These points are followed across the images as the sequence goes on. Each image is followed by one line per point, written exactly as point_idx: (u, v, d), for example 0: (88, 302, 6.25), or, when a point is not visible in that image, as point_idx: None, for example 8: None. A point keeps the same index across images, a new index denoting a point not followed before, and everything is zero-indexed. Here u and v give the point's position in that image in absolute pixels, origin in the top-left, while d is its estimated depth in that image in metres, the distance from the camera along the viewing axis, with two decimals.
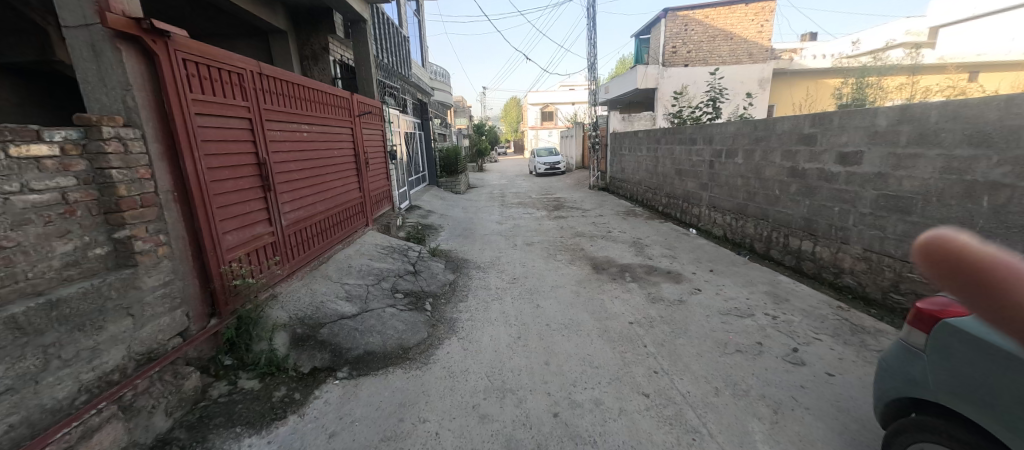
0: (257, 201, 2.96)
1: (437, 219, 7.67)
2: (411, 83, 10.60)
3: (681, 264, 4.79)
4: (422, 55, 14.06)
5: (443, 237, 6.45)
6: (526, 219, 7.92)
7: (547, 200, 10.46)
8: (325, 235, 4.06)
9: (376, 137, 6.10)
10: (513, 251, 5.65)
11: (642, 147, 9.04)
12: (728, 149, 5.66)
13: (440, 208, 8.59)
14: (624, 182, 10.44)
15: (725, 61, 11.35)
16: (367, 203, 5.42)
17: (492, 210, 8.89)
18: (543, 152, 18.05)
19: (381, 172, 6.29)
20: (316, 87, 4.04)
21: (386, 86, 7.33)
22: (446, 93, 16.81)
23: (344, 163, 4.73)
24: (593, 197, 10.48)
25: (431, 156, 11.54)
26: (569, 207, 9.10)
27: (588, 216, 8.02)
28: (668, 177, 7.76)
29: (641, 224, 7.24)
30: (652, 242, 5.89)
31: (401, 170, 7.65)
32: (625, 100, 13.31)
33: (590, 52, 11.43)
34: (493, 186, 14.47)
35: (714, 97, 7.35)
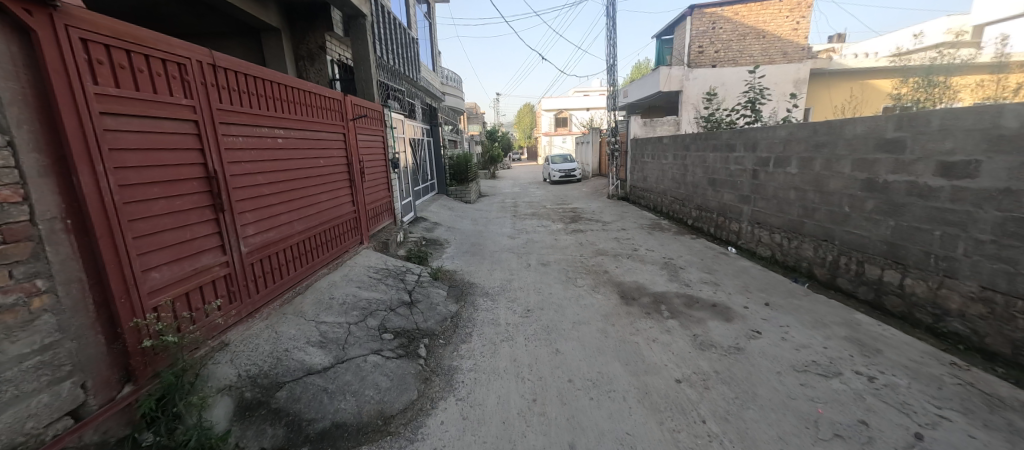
0: (205, 225, 2.35)
1: (443, 233, 7.03)
2: (419, 87, 10.06)
3: (728, 295, 4.01)
4: (433, 59, 13.56)
5: (449, 254, 5.79)
6: (540, 233, 7.21)
7: (563, 210, 9.73)
8: (306, 259, 3.45)
9: (376, 144, 5.52)
10: (527, 273, 4.94)
11: (668, 155, 8.26)
12: (778, 156, 4.87)
13: (448, 220, 7.96)
14: (646, 191, 9.65)
15: (756, 61, 10.52)
16: (363, 217, 4.83)
17: (503, 222, 8.22)
18: (558, 159, 17.33)
19: (382, 182, 5.70)
20: (295, 86, 3.45)
21: (389, 88, 6.76)
22: (458, 99, 16.31)
23: (334, 173, 4.13)
24: (613, 208, 9.71)
25: (441, 164, 10.97)
26: (587, 219, 8.35)
27: (609, 230, 7.26)
28: (699, 187, 6.95)
29: (670, 240, 6.44)
30: (687, 264, 5.10)
31: (405, 179, 7.04)
32: (645, 104, 12.54)
33: (610, 53, 10.73)
34: (505, 194, 13.81)
35: (753, 98, 6.57)
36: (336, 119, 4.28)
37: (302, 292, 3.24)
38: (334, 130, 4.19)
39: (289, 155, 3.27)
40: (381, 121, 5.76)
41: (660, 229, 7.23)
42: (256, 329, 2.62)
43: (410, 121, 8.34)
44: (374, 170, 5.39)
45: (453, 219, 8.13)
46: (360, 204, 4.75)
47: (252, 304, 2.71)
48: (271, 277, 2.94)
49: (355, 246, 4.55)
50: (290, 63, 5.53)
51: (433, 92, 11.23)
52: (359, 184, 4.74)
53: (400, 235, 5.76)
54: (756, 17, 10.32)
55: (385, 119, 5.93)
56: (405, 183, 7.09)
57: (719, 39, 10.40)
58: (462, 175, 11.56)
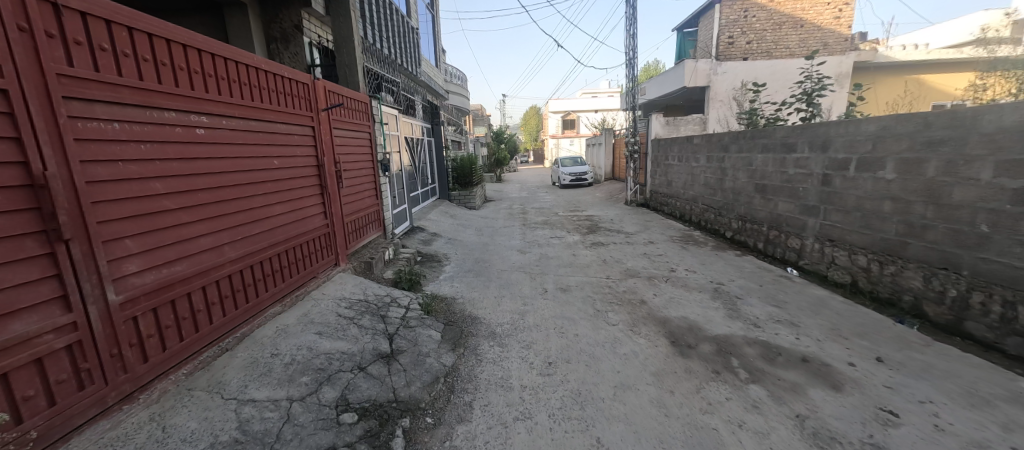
0: (23, 268, 1.40)
1: (442, 246, 6.05)
2: (418, 82, 9.14)
3: (818, 341, 2.99)
4: (436, 54, 12.65)
5: (448, 274, 4.81)
6: (555, 246, 6.21)
7: (577, 218, 8.74)
8: (245, 297, 2.51)
9: (360, 141, 4.58)
10: (544, 302, 3.94)
11: (700, 157, 7.23)
12: (863, 158, 3.84)
13: (448, 230, 7.00)
14: (672, 198, 8.62)
15: (793, 54, 9.47)
16: (341, 232, 3.89)
17: (512, 233, 7.23)
18: (568, 162, 16.35)
19: (369, 188, 4.77)
20: (227, 56, 2.49)
21: (381, 78, 5.81)
22: (462, 98, 15.39)
23: (297, 178, 3.19)
24: (633, 216, 8.69)
25: (442, 166, 10.01)
26: (607, 230, 7.32)
27: (635, 244, 6.23)
28: (742, 194, 5.91)
29: (711, 257, 5.40)
30: (744, 291, 4.07)
31: (398, 183, 6.07)
32: (666, 102, 11.53)
33: (629, 45, 9.74)
34: (512, 199, 12.82)
35: (810, 88, 5.56)
36: (302, 107, 3.33)
37: (232, 347, 2.28)
38: (298, 122, 3.24)
39: (219, 152, 2.32)
40: (367, 114, 4.82)
41: (694, 243, 6.19)
42: (132, 427, 1.64)
43: (407, 119, 7.43)
44: (358, 173, 4.44)
45: (454, 229, 7.14)
46: (336, 216, 3.81)
47: (133, 382, 1.76)
48: (175, 332, 2.00)
49: (328, 270, 3.61)
50: (259, 44, 4.61)
51: (435, 88, 10.30)
52: (334, 190, 3.80)
53: (390, 249, 4.80)
54: (794, 4, 9.28)
55: (373, 112, 5.00)
56: (399, 188, 6.13)
57: (752, 28, 9.37)
58: (466, 179, 10.59)
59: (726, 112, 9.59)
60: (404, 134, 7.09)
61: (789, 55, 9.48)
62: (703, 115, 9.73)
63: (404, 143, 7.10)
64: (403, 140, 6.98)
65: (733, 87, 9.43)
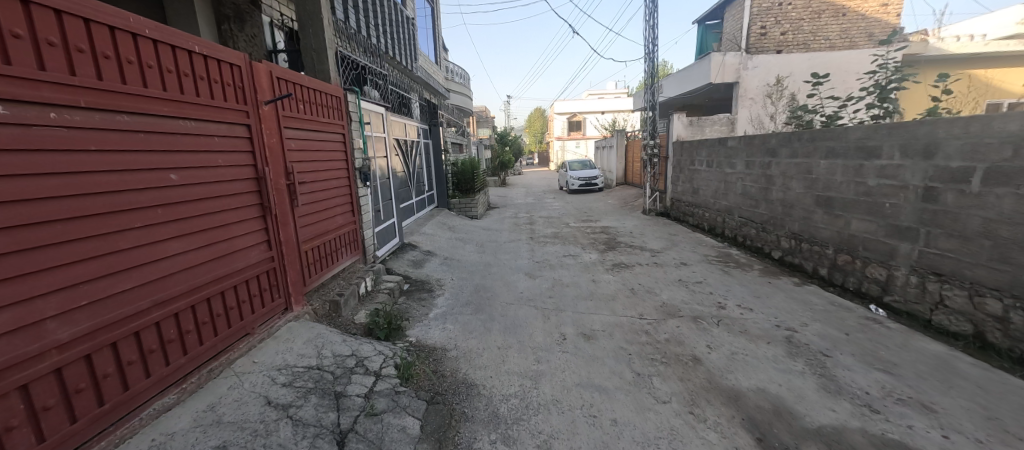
0: None
1: (436, 268, 5.09)
2: (413, 79, 8.18)
3: (982, 445, 1.99)
4: (435, 50, 11.70)
5: (439, 311, 3.84)
6: (569, 269, 5.23)
7: (591, 230, 7.76)
8: (98, 398, 1.56)
9: (329, 144, 3.61)
10: (563, 358, 2.96)
11: (736, 162, 6.23)
12: (997, 166, 2.84)
13: (444, 246, 6.04)
14: (699, 208, 7.61)
15: (834, 46, 8.47)
16: (296, 265, 2.93)
17: (518, 250, 6.26)
18: (576, 165, 15.37)
19: (341, 202, 3.80)
20: (76, 12, 1.56)
21: (364, 70, 4.88)
22: (464, 97, 14.44)
23: (220, 197, 2.24)
24: (655, 228, 7.68)
25: (440, 171, 9.05)
26: (628, 246, 6.33)
27: (665, 266, 5.24)
28: (797, 207, 4.90)
29: (763, 286, 4.39)
30: (828, 343, 3.06)
31: (383, 194, 5.12)
32: (686, 101, 10.52)
33: (649, 36, 8.76)
34: (517, 206, 11.85)
35: (883, 80, 4.60)
36: (229, 98, 2.37)
37: None
38: (222, 118, 2.28)
39: (41, 165, 1.38)
40: (339, 110, 3.86)
41: (737, 265, 5.17)
42: None
43: (398, 119, 6.47)
44: (325, 185, 3.48)
45: (451, 245, 6.18)
46: (289, 245, 2.85)
47: None
48: None
49: (273, 320, 2.65)
50: (205, 22, 3.64)
51: (433, 86, 9.34)
52: (286, 211, 2.85)
53: (369, 279, 3.83)
54: None
55: (349, 108, 4.05)
56: (385, 200, 5.17)
57: (788, 17, 8.36)
58: (466, 185, 9.63)
59: (758, 111, 8.57)
60: (393, 136, 6.13)
61: (828, 47, 8.48)
62: (732, 114, 8.71)
63: (393, 146, 6.14)
64: (392, 144, 6.02)
65: (767, 83, 8.41)
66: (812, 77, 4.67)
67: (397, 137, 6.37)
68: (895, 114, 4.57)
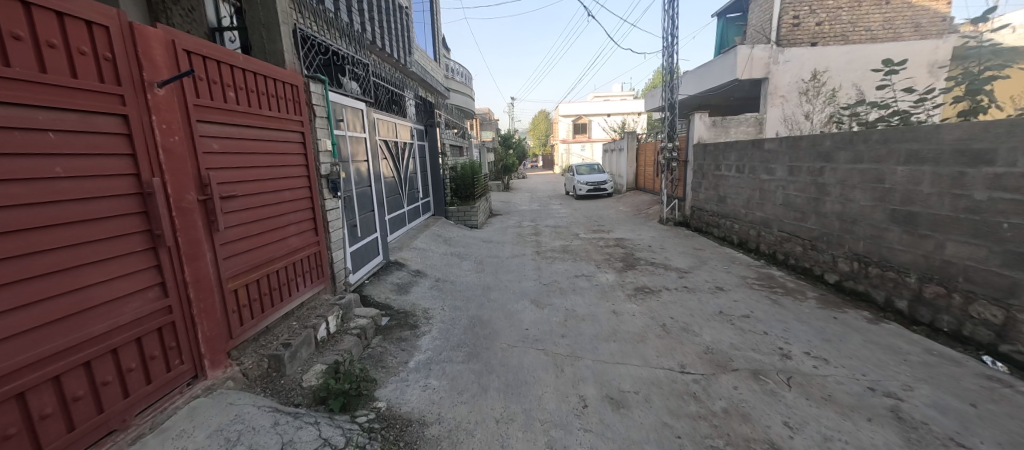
0: None
1: (424, 293, 4.26)
2: (406, 74, 7.37)
3: None
4: (433, 48, 10.94)
5: (422, 359, 3.00)
6: (584, 294, 4.39)
7: (605, 243, 6.90)
8: None
9: (281, 145, 2.78)
10: (585, 444, 2.11)
11: (776, 168, 5.37)
12: None
13: (437, 264, 5.21)
14: (726, 219, 6.73)
15: (876, 37, 7.62)
16: (216, 313, 2.12)
17: (523, 268, 5.43)
18: (584, 169, 14.53)
19: (298, 219, 2.98)
20: None
21: (340, 57, 4.07)
22: (466, 98, 13.65)
23: (59, 228, 1.43)
24: (677, 241, 6.82)
25: (437, 176, 8.25)
26: (649, 264, 5.48)
27: (698, 291, 4.38)
28: (863, 223, 4.02)
29: (829, 322, 3.52)
30: (957, 424, 2.19)
31: (363, 205, 4.31)
32: (705, 100, 9.67)
33: (667, 28, 7.93)
34: (521, 213, 11.02)
35: (972, 68, 3.72)
36: (86, 74, 1.54)
37: None
38: (64, 103, 1.45)
39: None
40: (297, 102, 3.02)
41: (786, 292, 4.30)
42: None
43: (385, 118, 5.67)
44: (273, 199, 2.66)
45: (445, 262, 5.35)
46: (203, 287, 2.03)
47: None
48: None
49: (167, 398, 1.84)
50: None
51: (430, 83, 8.54)
52: (202, 238, 2.04)
53: (334, 315, 3.00)
54: None
55: (310, 100, 3.21)
56: (365, 212, 4.35)
57: (824, 6, 7.52)
58: (466, 192, 8.82)
59: (791, 109, 7.73)
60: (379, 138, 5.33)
61: (870, 38, 7.62)
62: (760, 113, 7.89)
63: (379, 148, 5.32)
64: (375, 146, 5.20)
65: (801, 78, 7.57)
66: (886, 65, 3.80)
67: (383, 137, 5.56)
68: (991, 108, 3.67)
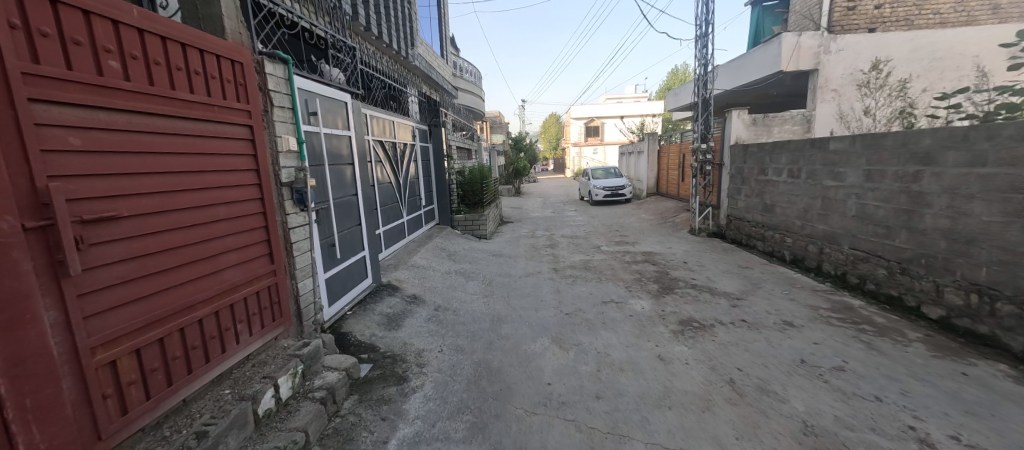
0: None
1: (420, 327, 3.45)
2: (407, 69, 6.61)
3: None
4: (440, 44, 10.22)
5: (407, 437, 2.16)
6: (617, 329, 3.53)
7: (632, 258, 6.02)
8: None
9: (212, 142, 1.99)
10: None
11: (848, 172, 4.44)
12: None
13: (439, 286, 4.41)
14: (776, 231, 5.79)
15: (946, 22, 6.69)
16: (65, 407, 1.32)
17: (540, 290, 4.59)
18: (601, 173, 13.63)
19: (241, 244, 2.18)
20: None
21: (319, 38, 3.32)
22: (475, 98, 12.92)
23: None
24: (716, 257, 5.89)
25: (443, 181, 7.43)
26: (689, 287, 4.60)
27: (761, 327, 3.48)
28: (987, 243, 3.09)
29: (961, 382, 2.59)
30: None
31: (347, 218, 3.52)
32: (740, 97, 8.72)
33: (701, 14, 7.05)
34: (534, 221, 10.20)
35: None
36: None
37: None
38: None
39: None
40: (240, 86, 2.23)
41: (878, 330, 3.37)
42: None
43: (378, 116, 4.89)
44: (194, 218, 1.86)
45: (448, 283, 4.55)
46: (33, 371, 1.24)
47: None
48: None
49: None
50: None
51: (436, 81, 7.78)
52: (37, 290, 1.25)
53: (290, 374, 2.19)
54: None
55: (264, 84, 2.41)
56: (349, 226, 3.56)
57: None
58: (474, 198, 8.02)
59: (845, 105, 6.78)
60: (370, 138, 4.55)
61: (938, 23, 6.67)
62: (807, 110, 6.95)
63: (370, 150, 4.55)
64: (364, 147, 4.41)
65: (857, 69, 6.64)
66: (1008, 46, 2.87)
67: (377, 137, 4.80)
68: None
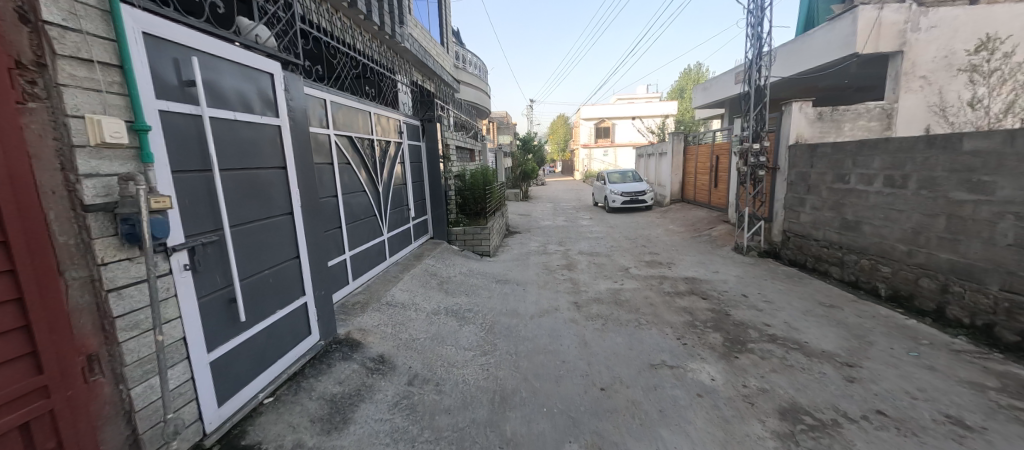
0: None
1: (378, 423, 2.19)
2: (394, 51, 5.29)
3: None
4: (440, 31, 9.02)
5: None
6: (686, 425, 2.26)
7: (675, 287, 4.71)
8: None
9: None
10: None
11: (1000, 182, 3.13)
12: None
13: (420, 338, 3.17)
14: (864, 257, 4.45)
15: None
16: None
17: (559, 342, 3.34)
18: (618, 177, 12.34)
19: None
20: None
21: None
22: (480, 93, 11.71)
23: None
24: (785, 288, 4.56)
25: (437, 186, 6.16)
26: (768, 339, 3.31)
27: (919, 430, 2.19)
28: None
29: None
30: None
31: (273, 254, 2.28)
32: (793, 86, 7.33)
33: None
34: (545, 232, 8.92)
35: None
36: None
37: None
38: None
39: None
40: None
41: None
42: None
43: (341, 103, 3.65)
44: None
45: (434, 331, 3.31)
46: None
47: None
48: None
49: None
50: None
51: (432, 69, 6.47)
52: None
53: None
54: None
55: (31, 10, 1.21)
56: (277, 263, 2.33)
57: None
58: (477, 207, 6.79)
59: (933, 96, 5.50)
60: (323, 133, 3.31)
61: None
62: (887, 101, 5.60)
63: (324, 148, 3.33)
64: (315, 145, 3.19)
65: (950, 51, 5.38)
66: None
67: (338, 132, 3.57)
68: None
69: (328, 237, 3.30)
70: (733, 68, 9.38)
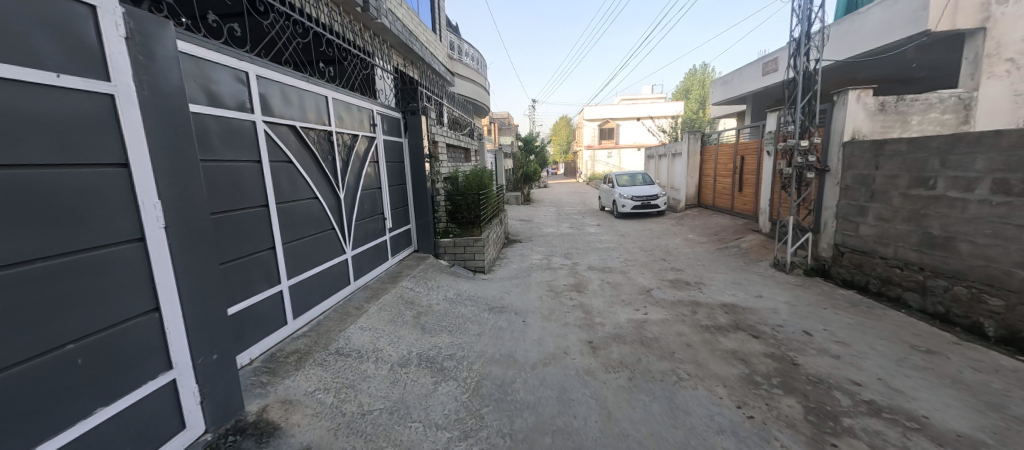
0: None
1: None
2: (370, 29, 4.36)
3: None
4: (433, 18, 8.09)
5: None
6: None
7: (714, 319, 3.74)
8: None
9: None
10: None
11: None
12: None
13: (373, 411, 2.19)
14: (960, 283, 3.48)
15: None
16: None
17: (572, 412, 2.38)
18: (628, 180, 11.36)
19: None
20: None
21: None
22: (477, 88, 10.78)
23: None
24: (855, 323, 3.58)
25: (423, 190, 5.20)
26: (868, 411, 2.34)
27: None
28: None
29: None
30: None
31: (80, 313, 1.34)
32: (849, 70, 6.45)
33: None
34: (548, 241, 7.94)
35: None
36: None
37: None
38: None
39: None
40: None
41: None
42: None
43: (276, 79, 2.70)
44: None
45: (396, 397, 2.34)
46: None
47: None
48: None
49: None
50: None
51: (419, 55, 5.53)
52: None
53: None
54: None
55: None
56: (97, 330, 1.41)
57: None
58: (470, 214, 5.83)
59: None
60: (238, 117, 2.37)
61: None
62: (964, 90, 4.72)
63: (243, 138, 2.39)
64: (225, 134, 2.25)
65: None
66: None
67: (269, 118, 2.62)
68: None
69: (245, 264, 2.35)
70: (761, 58, 8.43)
